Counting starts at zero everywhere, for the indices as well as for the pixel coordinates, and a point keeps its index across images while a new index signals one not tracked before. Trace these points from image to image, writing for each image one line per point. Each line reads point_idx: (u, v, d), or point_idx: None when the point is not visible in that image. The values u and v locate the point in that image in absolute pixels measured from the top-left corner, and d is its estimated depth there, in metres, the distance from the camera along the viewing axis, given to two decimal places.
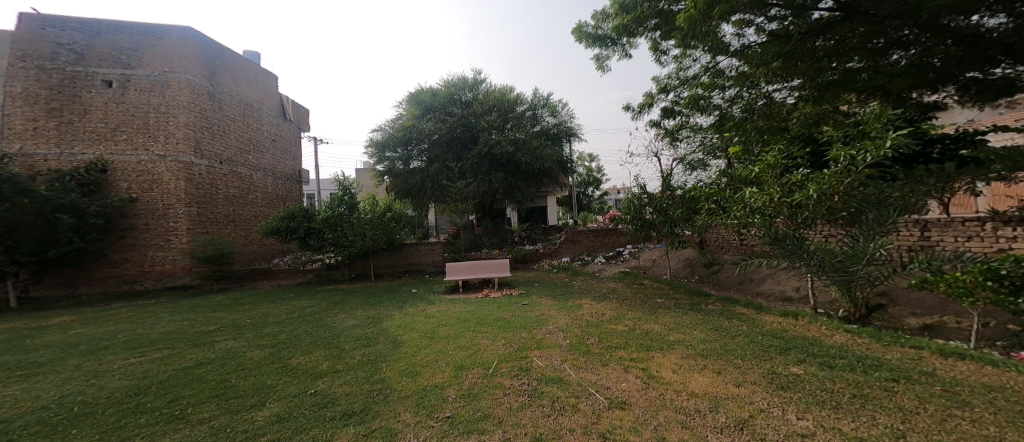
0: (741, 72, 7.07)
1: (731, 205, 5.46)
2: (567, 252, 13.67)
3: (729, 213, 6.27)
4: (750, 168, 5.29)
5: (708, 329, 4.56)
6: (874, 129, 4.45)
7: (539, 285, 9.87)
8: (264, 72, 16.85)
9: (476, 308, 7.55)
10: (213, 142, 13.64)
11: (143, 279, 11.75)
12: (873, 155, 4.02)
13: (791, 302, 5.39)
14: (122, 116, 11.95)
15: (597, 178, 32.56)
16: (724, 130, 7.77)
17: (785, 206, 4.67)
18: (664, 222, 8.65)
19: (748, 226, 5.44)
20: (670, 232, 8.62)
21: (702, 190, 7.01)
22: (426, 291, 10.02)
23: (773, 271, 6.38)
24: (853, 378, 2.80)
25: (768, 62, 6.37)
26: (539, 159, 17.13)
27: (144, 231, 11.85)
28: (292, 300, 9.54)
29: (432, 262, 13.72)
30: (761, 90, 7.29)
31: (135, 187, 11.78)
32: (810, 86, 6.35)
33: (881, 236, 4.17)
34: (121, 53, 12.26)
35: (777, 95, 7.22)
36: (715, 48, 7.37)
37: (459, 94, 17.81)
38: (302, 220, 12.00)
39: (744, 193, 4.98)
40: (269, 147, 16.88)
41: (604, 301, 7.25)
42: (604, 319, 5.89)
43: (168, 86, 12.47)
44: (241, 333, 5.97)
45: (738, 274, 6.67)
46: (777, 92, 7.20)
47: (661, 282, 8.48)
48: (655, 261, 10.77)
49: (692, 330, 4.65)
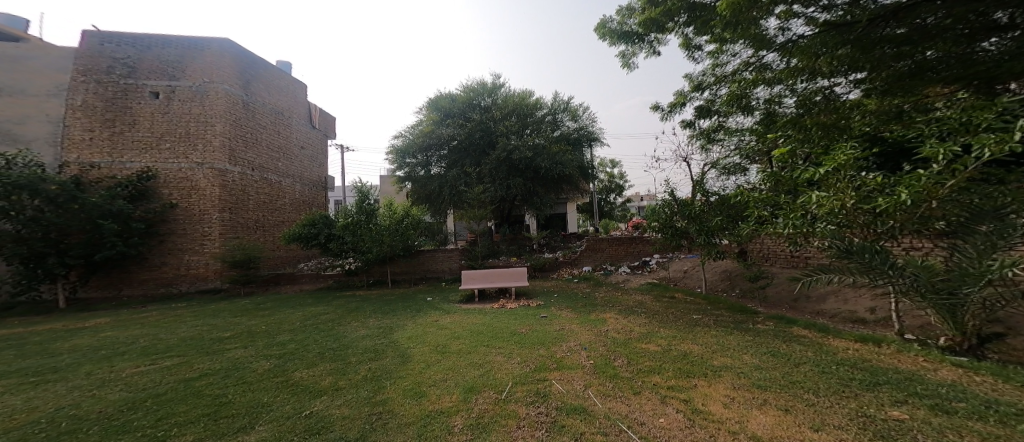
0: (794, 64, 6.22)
1: (789, 211, 4.82)
2: (590, 261, 13.00)
3: (783, 220, 5.51)
4: (814, 169, 4.57)
5: (766, 355, 3.89)
6: (981, 120, 3.67)
7: (561, 296, 9.30)
8: (294, 82, 17.35)
9: (493, 319, 7.10)
10: (246, 150, 14.04)
11: (178, 282, 12.04)
12: (991, 151, 3.25)
13: (865, 325, 4.62)
14: (164, 125, 12.46)
15: (619, 185, 31.56)
16: (773, 129, 7.04)
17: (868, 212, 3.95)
18: (700, 230, 7.91)
19: (811, 235, 4.73)
20: (707, 241, 7.87)
21: (749, 194, 6.27)
22: (442, 300, 9.68)
23: (835, 287, 5.58)
24: (992, 432, 2.15)
25: (828, 52, 5.63)
26: (559, 165, 16.61)
27: (181, 235, 12.16)
28: (310, 306, 9.44)
29: (450, 269, 13.42)
30: (817, 85, 6.48)
31: (175, 194, 12.17)
32: (876, 80, 5.61)
33: (1002, 251, 3.35)
34: (168, 66, 12.87)
35: (837, 89, 6.38)
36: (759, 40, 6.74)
37: (479, 100, 17.63)
38: (322, 227, 12.05)
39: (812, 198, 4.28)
40: (297, 155, 17.28)
41: (632, 315, 6.61)
42: (632, 336, 5.28)
43: (208, 96, 12.96)
44: (253, 340, 5.79)
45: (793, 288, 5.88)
46: (836, 86, 6.35)
47: (695, 295, 7.71)
48: (687, 272, 9.95)
49: (745, 355, 3.99)
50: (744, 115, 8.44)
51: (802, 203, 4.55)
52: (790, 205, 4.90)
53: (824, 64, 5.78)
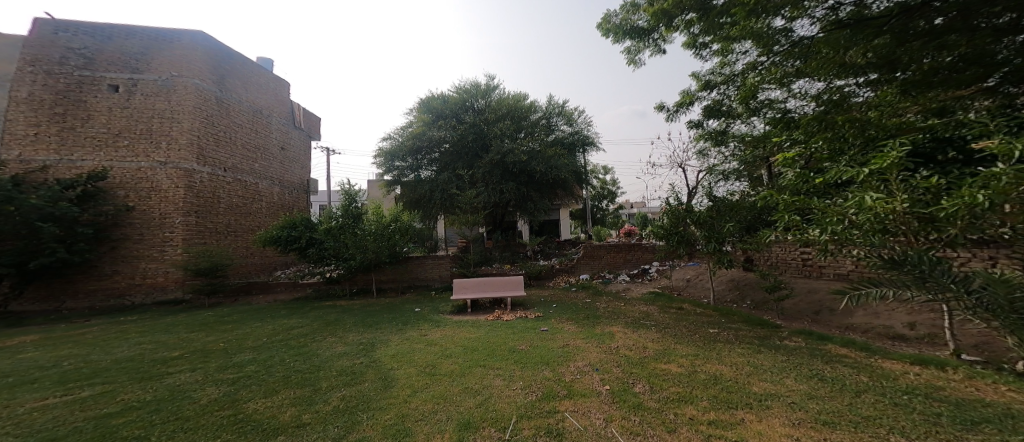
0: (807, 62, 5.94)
1: (821, 215, 4.27)
2: (587, 270, 12.39)
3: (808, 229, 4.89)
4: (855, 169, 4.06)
5: (814, 382, 3.30)
6: None
7: (559, 306, 8.66)
8: (275, 79, 16.41)
9: (488, 334, 6.40)
10: (218, 149, 13.03)
11: (133, 292, 10.91)
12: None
13: (908, 342, 4.15)
14: (124, 121, 11.42)
15: (612, 191, 31.34)
16: (786, 129, 6.69)
17: (939, 217, 3.45)
18: (710, 237, 7.45)
19: (850, 245, 4.16)
20: (717, 249, 7.39)
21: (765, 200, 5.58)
22: (431, 311, 8.92)
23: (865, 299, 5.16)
24: None
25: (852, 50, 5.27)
26: (554, 169, 16.17)
27: (139, 240, 11.09)
28: (283, 318, 8.53)
29: (440, 277, 12.62)
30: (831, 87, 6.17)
31: (134, 195, 11.11)
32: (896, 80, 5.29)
33: None
34: (131, 57, 11.87)
35: (852, 93, 6.07)
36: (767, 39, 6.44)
37: (471, 102, 17.05)
38: (302, 230, 11.18)
39: (866, 197, 3.74)
40: (277, 156, 16.28)
41: (642, 328, 6.01)
42: (647, 354, 4.68)
43: (175, 91, 11.96)
44: (203, 361, 4.94)
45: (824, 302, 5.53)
46: (852, 90, 6.06)
47: (704, 306, 7.19)
48: (690, 281, 9.49)
49: (788, 383, 3.39)
50: (753, 115, 8.12)
51: (841, 207, 4.00)
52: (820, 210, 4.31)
53: (845, 62, 5.41)
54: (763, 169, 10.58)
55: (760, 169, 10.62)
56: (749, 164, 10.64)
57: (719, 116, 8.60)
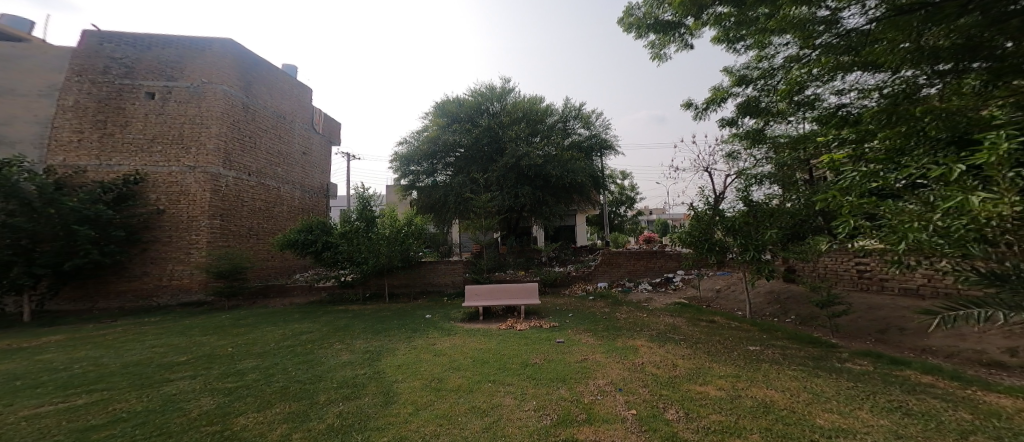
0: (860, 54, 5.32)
1: (902, 220, 3.63)
2: (604, 277, 11.77)
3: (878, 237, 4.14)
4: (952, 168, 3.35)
5: (899, 425, 2.68)
6: None
7: (576, 316, 8.16)
8: (299, 85, 16.75)
9: (500, 345, 6.00)
10: (243, 154, 13.30)
11: (159, 294, 11.14)
12: None
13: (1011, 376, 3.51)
14: (158, 127, 11.80)
15: (631, 196, 30.50)
16: (838, 127, 6.02)
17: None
18: (748, 245, 6.83)
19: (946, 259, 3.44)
20: (755, 258, 6.75)
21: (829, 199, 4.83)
22: (443, 318, 8.61)
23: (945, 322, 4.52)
24: None
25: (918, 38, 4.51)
26: (571, 173, 15.71)
27: (167, 243, 11.37)
28: (295, 323, 8.43)
29: (452, 282, 12.34)
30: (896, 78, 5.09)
31: (164, 199, 11.42)
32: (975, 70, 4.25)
33: None
34: (166, 66, 12.28)
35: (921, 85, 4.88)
36: (811, 27, 5.83)
37: (486, 105, 16.89)
38: (319, 233, 11.16)
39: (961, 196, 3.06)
40: (298, 160, 16.54)
41: (670, 343, 5.45)
42: (676, 373, 4.14)
43: (205, 98, 12.28)
44: (207, 368, 4.75)
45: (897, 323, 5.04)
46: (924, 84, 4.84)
47: (737, 320, 6.51)
48: (720, 291, 8.79)
49: (863, 421, 2.78)
50: (793, 112, 7.43)
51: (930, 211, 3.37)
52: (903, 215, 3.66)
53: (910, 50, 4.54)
54: (797, 172, 9.79)
55: (793, 171, 9.83)
56: (782, 166, 9.87)
57: (754, 114, 7.94)
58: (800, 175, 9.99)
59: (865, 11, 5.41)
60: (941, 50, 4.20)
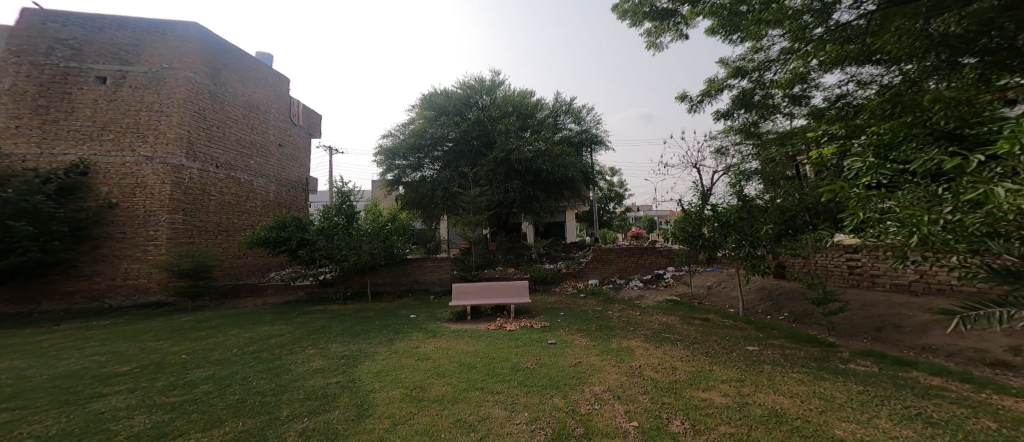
0: (851, 49, 5.34)
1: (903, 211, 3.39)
2: (595, 274, 11.58)
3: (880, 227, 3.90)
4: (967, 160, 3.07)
5: (924, 435, 2.44)
6: None
7: (568, 315, 7.90)
8: (274, 74, 15.75)
9: (490, 347, 5.63)
10: (209, 145, 12.40)
11: (112, 295, 10.28)
12: None
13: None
14: (110, 113, 10.85)
15: (619, 194, 30.49)
16: (834, 121, 5.94)
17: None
18: (742, 241, 6.77)
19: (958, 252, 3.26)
20: (749, 254, 6.67)
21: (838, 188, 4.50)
22: (428, 318, 8.17)
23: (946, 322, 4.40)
24: None
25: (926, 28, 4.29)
26: (562, 168, 15.48)
27: (120, 239, 10.48)
28: (265, 325, 7.83)
29: (439, 280, 11.85)
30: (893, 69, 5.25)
31: (117, 191, 10.48)
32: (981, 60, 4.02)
33: None
34: (120, 49, 11.28)
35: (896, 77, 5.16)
36: (803, 20, 5.80)
37: (476, 98, 16.41)
38: (293, 230, 10.49)
39: (973, 190, 2.82)
40: (274, 152, 15.63)
41: (667, 344, 5.21)
42: (678, 378, 3.87)
43: (165, 84, 11.34)
44: (151, 379, 4.19)
45: (894, 321, 4.93)
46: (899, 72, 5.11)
47: (732, 318, 6.36)
48: (712, 288, 8.67)
49: (885, 431, 2.52)
50: (788, 106, 7.34)
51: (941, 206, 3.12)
52: (909, 206, 3.43)
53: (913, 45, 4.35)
54: (789, 166, 9.80)
55: (786, 167, 9.81)
56: (775, 162, 9.86)
57: (748, 107, 7.82)
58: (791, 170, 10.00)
59: (858, 6, 5.42)
60: (951, 37, 4.05)
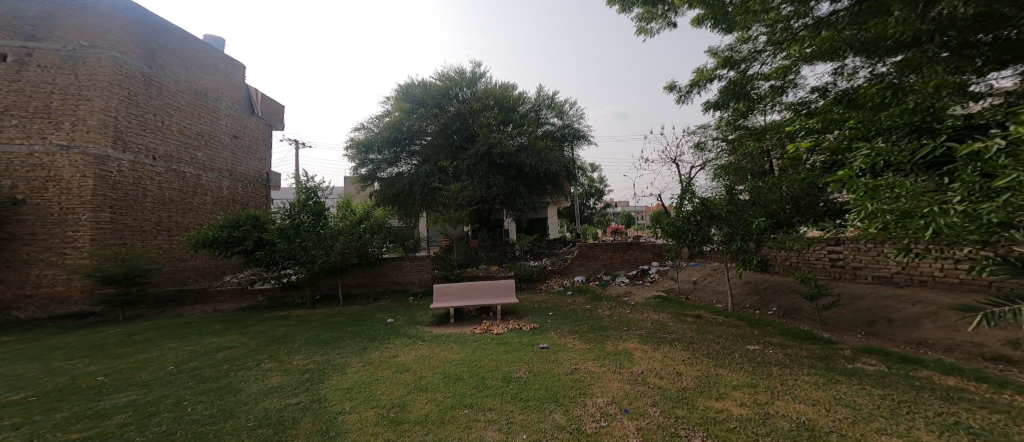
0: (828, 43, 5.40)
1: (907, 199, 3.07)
2: (581, 271, 11.34)
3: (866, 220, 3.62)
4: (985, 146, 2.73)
5: None
6: None
7: (555, 316, 7.57)
8: (224, 58, 14.17)
9: (478, 356, 5.15)
10: (143, 134, 10.88)
11: (22, 305, 9.13)
12: None
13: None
14: (13, 96, 9.17)
15: (599, 189, 30.54)
16: (819, 114, 5.96)
17: None
18: (734, 234, 6.55)
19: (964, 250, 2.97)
20: (741, 248, 6.51)
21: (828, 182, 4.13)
22: (407, 322, 7.55)
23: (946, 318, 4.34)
24: None
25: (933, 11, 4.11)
26: (544, 162, 15.22)
27: (30, 241, 9.22)
28: (214, 336, 6.95)
29: (419, 280, 11.08)
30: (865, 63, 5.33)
31: (23, 185, 9.12)
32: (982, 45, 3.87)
33: None
34: (24, 21, 9.38)
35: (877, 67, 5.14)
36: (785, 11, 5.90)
37: (456, 90, 15.72)
38: (248, 229, 9.48)
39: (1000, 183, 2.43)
40: (226, 144, 14.18)
41: (666, 344, 4.95)
42: (684, 385, 3.56)
43: (85, 64, 9.62)
44: (45, 412, 3.61)
45: (888, 313, 4.86)
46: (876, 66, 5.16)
47: (721, 314, 6.24)
48: (698, 283, 8.62)
49: None
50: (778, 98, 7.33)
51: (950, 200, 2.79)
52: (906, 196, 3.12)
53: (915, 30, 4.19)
54: (771, 159, 9.99)
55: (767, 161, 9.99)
56: (758, 155, 10.04)
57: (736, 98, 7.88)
58: (773, 163, 10.23)
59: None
60: (961, 19, 3.83)
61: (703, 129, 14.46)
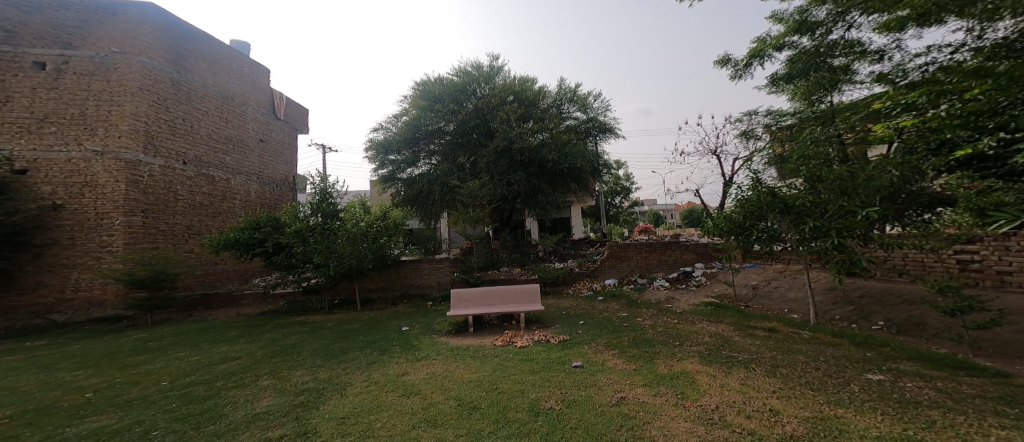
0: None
1: None
2: (612, 274, 10.26)
3: None
4: None
5: None
6: None
7: (588, 325, 6.62)
8: (249, 63, 14.31)
9: (498, 377, 4.34)
10: (173, 139, 10.95)
11: (61, 309, 9.03)
12: None
13: None
14: (52, 103, 9.31)
15: (626, 187, 28.92)
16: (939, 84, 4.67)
17: None
18: (828, 231, 5.21)
19: None
20: (837, 247, 5.17)
21: None
22: (423, 331, 6.87)
23: None
24: None
25: None
26: (569, 158, 14.32)
27: (69, 246, 9.18)
28: (225, 343, 6.53)
29: (439, 284, 10.43)
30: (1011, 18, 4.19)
31: (63, 191, 9.12)
32: None
33: None
34: (62, 31, 9.60)
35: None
36: None
37: (474, 86, 15.09)
38: (268, 231, 9.18)
39: None
40: (253, 148, 14.25)
41: (739, 367, 3.86)
42: (788, 430, 2.52)
43: (117, 69, 9.75)
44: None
45: None
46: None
47: (799, 326, 5.04)
48: (757, 288, 7.38)
49: None
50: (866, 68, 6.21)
51: None
52: None
53: None
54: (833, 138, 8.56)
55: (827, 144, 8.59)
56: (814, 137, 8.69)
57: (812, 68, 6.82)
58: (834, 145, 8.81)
59: None
60: None
61: (749, 115, 12.96)
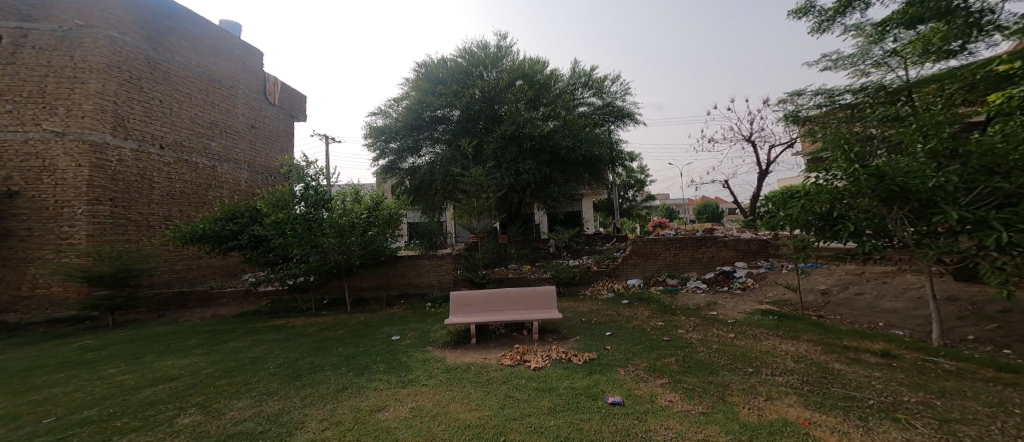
0: None
1: None
2: (636, 273, 8.85)
3: None
4: None
5: None
6: None
7: (618, 338, 5.28)
8: (239, 44, 13.27)
9: (501, 420, 3.05)
10: (148, 122, 9.95)
11: (21, 307, 8.16)
12: None
13: None
14: (8, 79, 8.39)
15: (640, 180, 27.55)
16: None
17: None
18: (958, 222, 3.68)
19: None
20: (975, 245, 3.68)
21: None
22: (415, 342, 5.63)
23: None
24: None
25: None
26: (584, 144, 12.97)
27: (28, 237, 8.25)
28: (176, 352, 5.38)
29: (439, 283, 9.17)
30: None
31: (20, 176, 8.21)
32: None
33: None
34: (21, 2, 8.64)
35: None
36: None
37: (479, 66, 13.82)
38: (246, 222, 8.14)
39: None
40: (242, 134, 13.22)
41: (883, 421, 2.46)
42: None
43: (82, 45, 8.75)
44: None
45: None
46: None
47: (927, 353, 3.62)
48: (831, 295, 5.94)
49: None
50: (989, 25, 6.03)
51: None
52: None
53: None
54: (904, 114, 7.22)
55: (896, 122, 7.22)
56: (880, 115, 7.37)
57: None
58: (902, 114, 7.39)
59: None
60: None
61: (794, 96, 11.36)
